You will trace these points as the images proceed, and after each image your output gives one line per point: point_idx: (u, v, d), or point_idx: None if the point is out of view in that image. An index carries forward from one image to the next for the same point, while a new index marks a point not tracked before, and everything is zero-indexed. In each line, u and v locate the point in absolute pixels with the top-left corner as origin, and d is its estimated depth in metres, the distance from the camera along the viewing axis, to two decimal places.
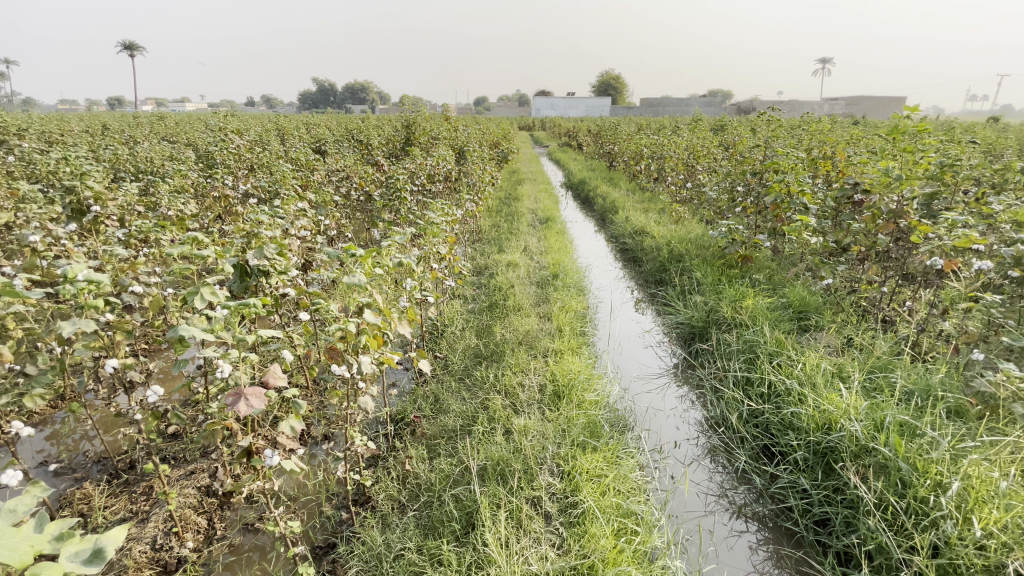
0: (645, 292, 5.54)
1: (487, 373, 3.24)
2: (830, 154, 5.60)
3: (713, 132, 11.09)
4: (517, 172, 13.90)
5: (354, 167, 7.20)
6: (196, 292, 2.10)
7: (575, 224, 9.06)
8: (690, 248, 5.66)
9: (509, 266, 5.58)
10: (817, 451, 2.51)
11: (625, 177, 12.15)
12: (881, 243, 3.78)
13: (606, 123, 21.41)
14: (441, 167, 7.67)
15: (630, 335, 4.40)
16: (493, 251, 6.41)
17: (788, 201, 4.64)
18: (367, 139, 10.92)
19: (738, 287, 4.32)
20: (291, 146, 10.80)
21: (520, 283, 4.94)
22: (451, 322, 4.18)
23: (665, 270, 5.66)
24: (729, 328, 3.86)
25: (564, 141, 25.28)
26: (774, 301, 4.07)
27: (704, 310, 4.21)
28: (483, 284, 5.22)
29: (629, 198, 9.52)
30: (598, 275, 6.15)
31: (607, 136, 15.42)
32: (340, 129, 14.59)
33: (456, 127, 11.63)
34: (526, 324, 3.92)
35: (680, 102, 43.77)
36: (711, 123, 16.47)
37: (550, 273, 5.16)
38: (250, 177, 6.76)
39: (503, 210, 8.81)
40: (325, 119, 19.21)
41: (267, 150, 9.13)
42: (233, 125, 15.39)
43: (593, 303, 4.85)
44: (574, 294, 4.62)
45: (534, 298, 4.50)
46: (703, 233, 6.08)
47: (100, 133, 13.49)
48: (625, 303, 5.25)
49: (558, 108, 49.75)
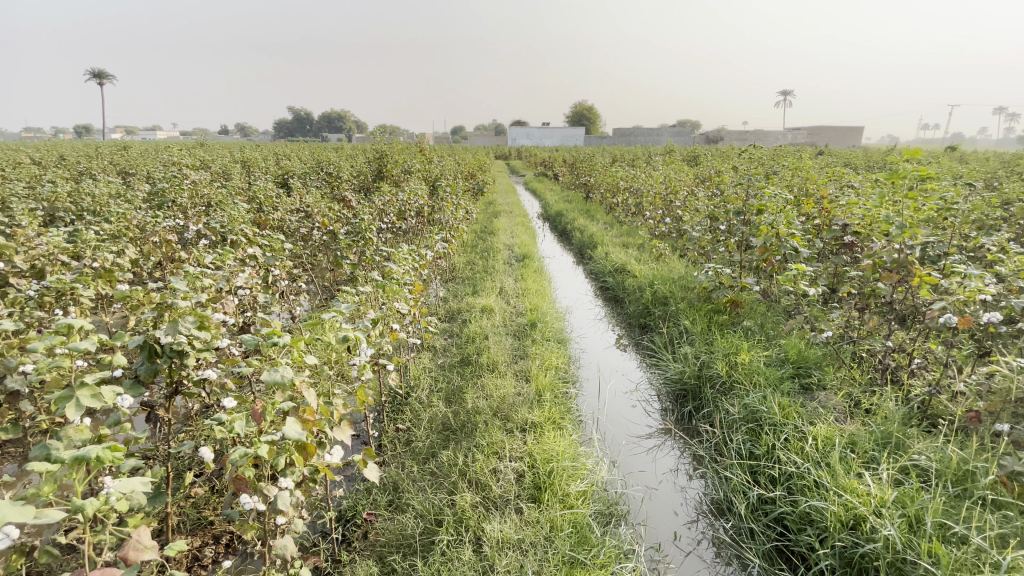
0: (629, 337, 5.19)
1: (456, 456, 2.78)
2: (813, 192, 5.41)
3: (689, 165, 11.05)
4: (493, 203, 13.62)
5: (318, 205, 6.75)
6: (71, 398, 1.67)
7: (552, 259, 8.75)
8: (675, 289, 5.34)
9: (484, 312, 5.16)
10: (844, 557, 2.13)
11: (602, 209, 11.97)
12: (882, 294, 3.52)
13: (581, 154, 21.56)
14: (412, 203, 7.29)
15: (617, 391, 4.01)
16: (466, 292, 6.00)
17: (777, 244, 4.31)
18: (336, 172, 10.50)
19: (730, 338, 3.99)
20: (255, 179, 10.31)
21: (495, 334, 4.52)
22: (417, 384, 3.73)
23: (649, 313, 5.32)
24: (725, 388, 3.51)
25: (540, 170, 25.34)
26: (772, 355, 3.74)
27: (695, 364, 3.86)
28: (454, 334, 4.78)
29: (608, 232, 9.29)
30: (579, 318, 5.77)
31: (583, 167, 15.36)
32: (311, 160, 14.21)
33: (429, 159, 11.35)
34: (502, 389, 3.48)
35: (652, 133, 44.87)
36: (685, 154, 16.62)
37: (527, 321, 4.76)
38: (203, 217, 6.25)
39: (478, 246, 8.43)
40: (296, 149, 18.85)
41: (226, 185, 8.62)
42: (199, 157, 14.82)
43: (574, 354, 4.46)
44: (554, 347, 4.22)
45: (511, 354, 4.08)
46: (687, 272, 5.80)
47: (55, 165, 12.87)
48: (610, 350, 4.88)
49: (534, 137, 50.32)
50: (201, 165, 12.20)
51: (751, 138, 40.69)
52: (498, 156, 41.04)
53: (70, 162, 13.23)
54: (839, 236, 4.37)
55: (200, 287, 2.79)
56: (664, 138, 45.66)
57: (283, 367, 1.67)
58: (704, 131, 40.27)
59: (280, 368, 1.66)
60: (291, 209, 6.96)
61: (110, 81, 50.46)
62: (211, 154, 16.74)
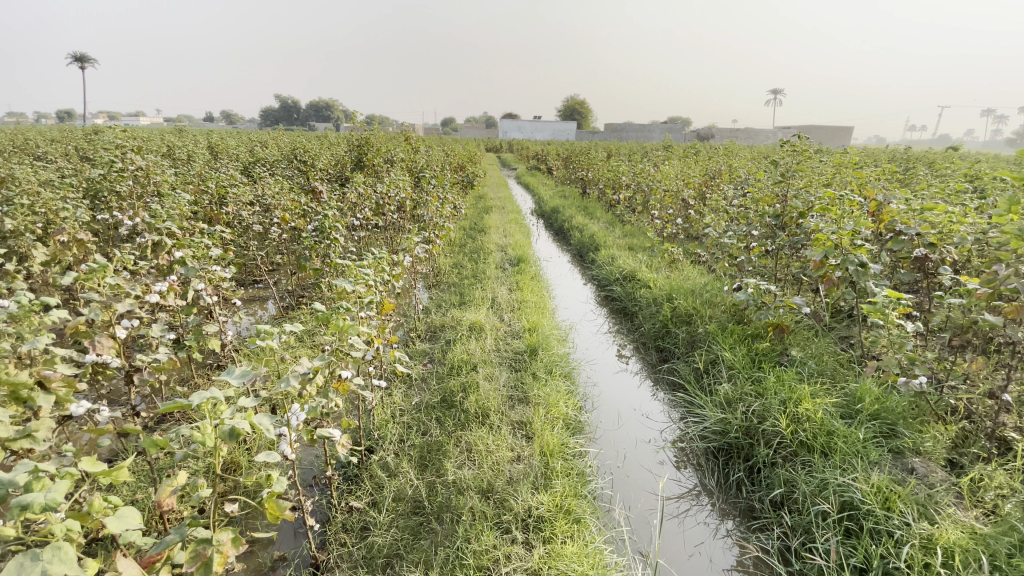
0: (645, 363, 4.34)
1: (429, 574, 1.92)
2: (864, 192, 4.56)
3: (698, 160, 10.18)
4: (483, 198, 12.66)
5: (280, 198, 5.80)
6: None
7: (549, 261, 7.89)
8: (700, 306, 4.48)
9: (472, 331, 4.27)
10: None
11: (601, 206, 11.10)
12: (991, 328, 2.71)
13: (574, 148, 20.71)
14: (392, 196, 6.33)
15: (641, 443, 3.15)
16: (452, 303, 5.11)
17: (838, 258, 3.47)
18: (311, 161, 9.49)
19: (784, 378, 3.15)
20: (217, 167, 9.25)
21: (486, 362, 3.64)
22: (383, 439, 2.85)
23: (669, 334, 4.46)
24: (791, 453, 2.70)
25: (531, 164, 24.43)
26: (841, 403, 2.92)
27: (743, 414, 3.02)
28: (435, 362, 3.88)
29: (610, 232, 8.42)
30: (585, 336, 4.90)
31: (579, 160, 14.45)
32: (287, 148, 13.10)
33: (416, 147, 10.37)
34: (495, 452, 2.61)
35: (645, 128, 44.14)
36: (684, 150, 15.85)
37: (525, 345, 3.87)
38: (140, 210, 5.26)
39: (467, 246, 7.52)
40: (275, 135, 17.78)
41: (180, 173, 7.58)
42: (165, 141, 13.56)
43: (584, 390, 3.60)
44: (562, 386, 3.34)
45: (506, 394, 3.20)
46: (712, 283, 4.96)
47: (1, 146, 11.67)
48: (624, 381, 4.03)
49: (525, 130, 49.24)
50: (162, 150, 11.07)
51: (745, 136, 40.16)
52: (489, 148, 39.99)
53: (20, 145, 12.01)
54: (910, 247, 3.56)
55: (48, 324, 1.87)
56: (659, 133, 44.92)
57: (53, 554, 0.90)
58: (699, 127, 39.56)
59: (45, 556, 0.90)
60: (248, 202, 5.98)
61: (84, 61, 48.50)
62: (182, 140, 15.60)
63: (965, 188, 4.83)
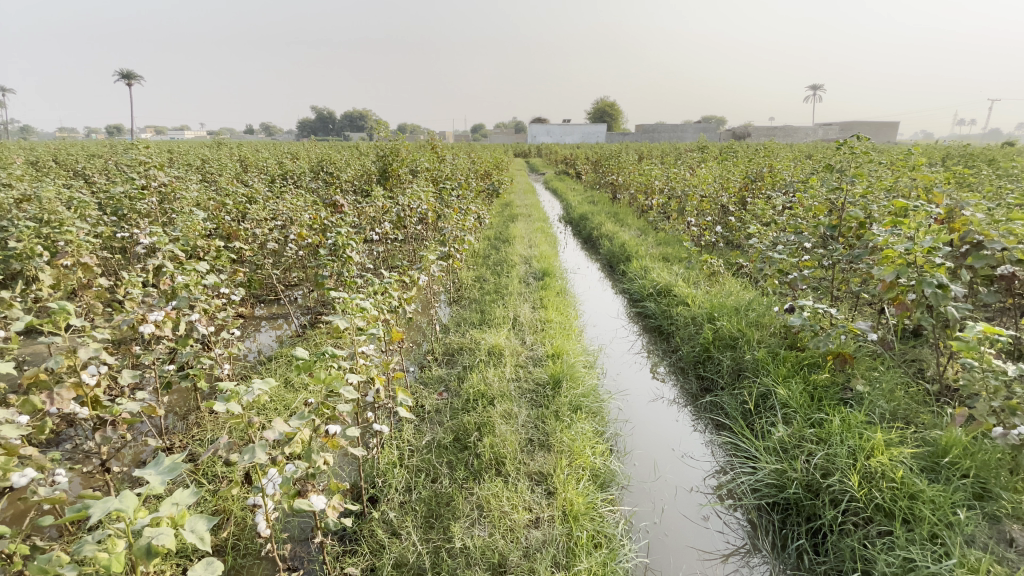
0: (684, 392, 3.93)
1: None
2: (934, 197, 4.00)
3: (737, 161, 9.58)
4: (510, 206, 12.39)
5: (297, 213, 5.63)
6: None
7: (577, 272, 7.52)
8: (745, 328, 4.03)
9: (492, 356, 3.95)
10: None
11: (632, 213, 10.64)
12: None
13: (604, 152, 20.24)
14: (412, 208, 6.09)
15: (682, 494, 2.74)
16: (472, 322, 4.81)
17: (910, 279, 2.98)
18: (336, 173, 9.41)
19: (851, 422, 2.69)
20: (244, 181, 9.27)
21: (505, 394, 3.32)
22: (387, 487, 2.56)
23: (711, 361, 4.03)
24: (866, 519, 2.25)
25: (560, 168, 24.02)
26: (924, 455, 2.45)
27: (802, 464, 2.59)
28: (450, 392, 3.58)
29: (642, 240, 7.97)
30: (617, 360, 4.51)
31: (609, 164, 14.00)
32: (315, 159, 13.14)
33: (441, 155, 10.17)
34: (509, 513, 2.27)
35: (678, 129, 43.10)
36: (719, 151, 15.16)
37: (549, 374, 3.52)
38: (157, 228, 5.17)
39: (491, 258, 7.24)
40: (305, 146, 18.05)
41: (205, 188, 7.57)
42: (199, 156, 13.84)
43: (615, 428, 3.21)
44: (589, 426, 2.98)
45: (526, 436, 2.86)
46: (757, 301, 4.49)
47: (46, 163, 12.11)
48: (660, 413, 3.64)
49: (554, 134, 48.90)
50: (194, 165, 11.24)
51: (783, 134, 38.66)
52: (518, 154, 39.78)
53: (64, 163, 12.44)
54: (998, 265, 3.04)
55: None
56: (692, 133, 43.78)
57: None
58: (734, 126, 38.31)
59: None
60: (266, 218, 5.85)
61: (133, 80, 51.04)
62: (216, 153, 15.93)
63: None
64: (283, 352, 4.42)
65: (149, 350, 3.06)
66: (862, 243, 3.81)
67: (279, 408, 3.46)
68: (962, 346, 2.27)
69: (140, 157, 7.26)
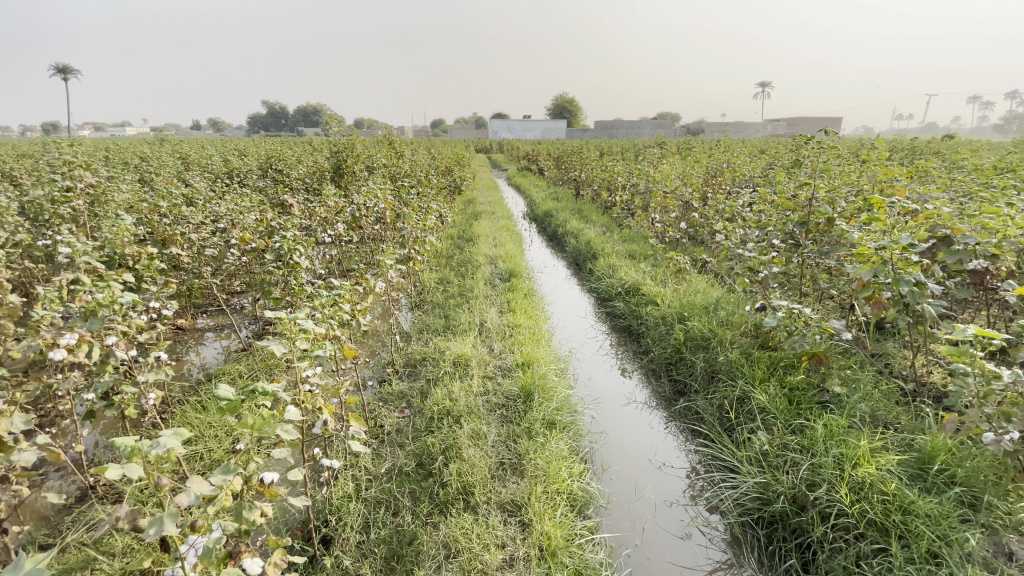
0: (657, 395, 3.78)
1: None
2: (899, 191, 3.98)
3: (698, 156, 9.58)
4: (473, 203, 12.10)
5: (240, 216, 5.18)
6: None
7: (542, 271, 7.32)
8: (717, 328, 3.93)
9: (457, 366, 3.69)
10: None
11: (596, 209, 10.56)
12: None
13: (566, 148, 20.17)
14: (367, 207, 5.72)
15: (663, 511, 2.57)
16: (435, 329, 4.54)
17: (887, 278, 2.90)
18: (286, 171, 8.87)
19: (835, 429, 2.59)
20: (186, 180, 8.63)
21: (472, 410, 3.07)
22: (343, 526, 2.28)
23: (683, 362, 3.89)
24: (859, 536, 2.14)
25: (523, 164, 23.85)
26: (909, 462, 2.37)
27: (788, 477, 2.47)
28: (413, 408, 3.31)
29: (608, 237, 7.86)
30: (588, 363, 4.33)
31: (572, 160, 13.88)
32: (265, 156, 12.43)
33: (399, 151, 9.76)
34: (481, 554, 2.04)
35: (636, 125, 43.77)
36: (679, 146, 15.29)
37: (518, 386, 3.29)
38: (81, 234, 4.66)
39: (454, 259, 6.95)
40: (255, 142, 17.18)
41: (138, 188, 6.94)
42: (136, 154, 12.88)
43: (589, 441, 3.02)
44: (563, 445, 2.77)
45: (495, 460, 2.63)
46: (727, 299, 4.40)
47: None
48: (634, 420, 3.47)
49: (515, 130, 48.74)
50: (130, 164, 10.42)
51: (736, 130, 39.84)
52: (479, 150, 39.34)
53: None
54: (970, 260, 3.00)
55: None
56: (650, 129, 44.52)
57: None
58: (689, 122, 39.27)
59: None
60: (207, 221, 5.37)
61: (63, 73, 47.61)
62: (157, 150, 14.92)
63: (1008, 182, 4.28)
64: (228, 370, 4.03)
65: (62, 379, 2.65)
66: (831, 239, 3.76)
67: (221, 435, 3.12)
68: (952, 349, 2.17)
69: (62, 154, 6.58)
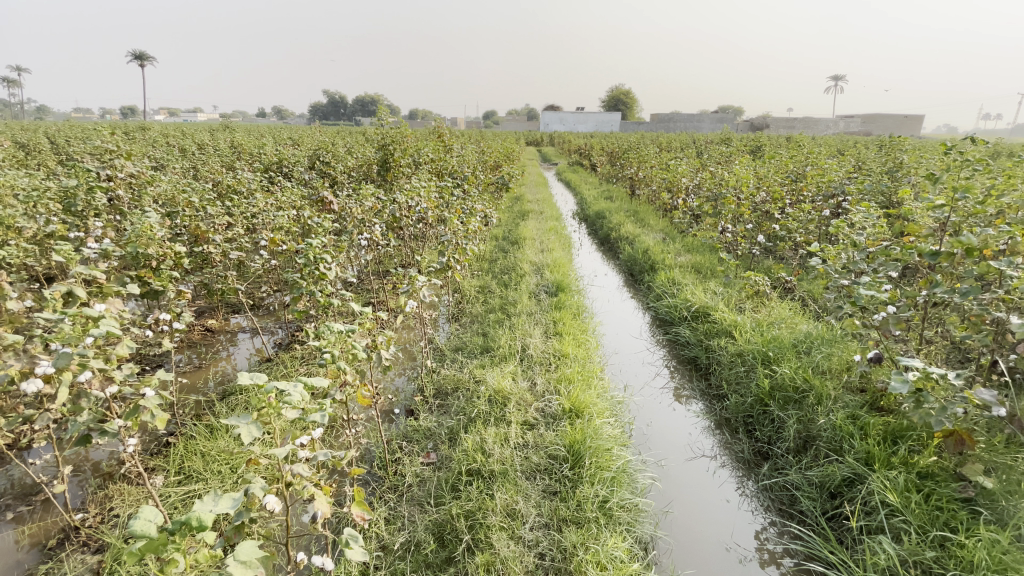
0: (733, 456, 3.13)
1: None
2: None
3: (774, 157, 8.59)
4: (522, 201, 11.58)
5: (273, 214, 4.84)
6: None
7: (593, 281, 6.70)
8: (813, 377, 3.21)
9: (493, 404, 3.17)
10: None
11: (653, 211, 9.76)
12: None
13: (620, 144, 19.28)
14: (407, 207, 5.27)
15: None
16: (473, 351, 4.04)
17: None
18: (332, 162, 8.60)
19: (1000, 556, 1.91)
20: (233, 169, 8.51)
21: (508, 471, 2.54)
22: None
23: (768, 417, 3.21)
24: None
25: (574, 158, 23.06)
26: None
27: None
28: (440, 454, 2.81)
29: (667, 246, 7.12)
30: (647, 404, 3.70)
31: (627, 156, 13.06)
32: (315, 145, 12.33)
33: (448, 144, 9.30)
34: None
35: (693, 119, 42.08)
36: (744, 144, 14.17)
37: (566, 443, 2.73)
38: (111, 229, 4.45)
39: (498, 264, 6.44)
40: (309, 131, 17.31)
41: (182, 178, 6.80)
42: (193, 140, 13.13)
43: (652, 526, 2.42)
44: (621, 540, 2.20)
45: (534, 556, 2.10)
46: (822, 338, 3.65)
47: (37, 147, 11.52)
48: (706, 488, 2.84)
49: (567, 123, 47.90)
50: (185, 151, 10.52)
51: (805, 126, 37.23)
52: (530, 142, 38.68)
53: (52, 146, 11.83)
54: None
55: None
56: (710, 123, 42.35)
57: None
58: (753, 118, 37.08)
59: None
60: (240, 218, 5.08)
61: (144, 61, 50.57)
62: (214, 136, 15.22)
63: None
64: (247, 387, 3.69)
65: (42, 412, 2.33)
66: (973, 278, 2.95)
67: (224, 474, 2.76)
68: None
69: (109, 142, 6.50)
